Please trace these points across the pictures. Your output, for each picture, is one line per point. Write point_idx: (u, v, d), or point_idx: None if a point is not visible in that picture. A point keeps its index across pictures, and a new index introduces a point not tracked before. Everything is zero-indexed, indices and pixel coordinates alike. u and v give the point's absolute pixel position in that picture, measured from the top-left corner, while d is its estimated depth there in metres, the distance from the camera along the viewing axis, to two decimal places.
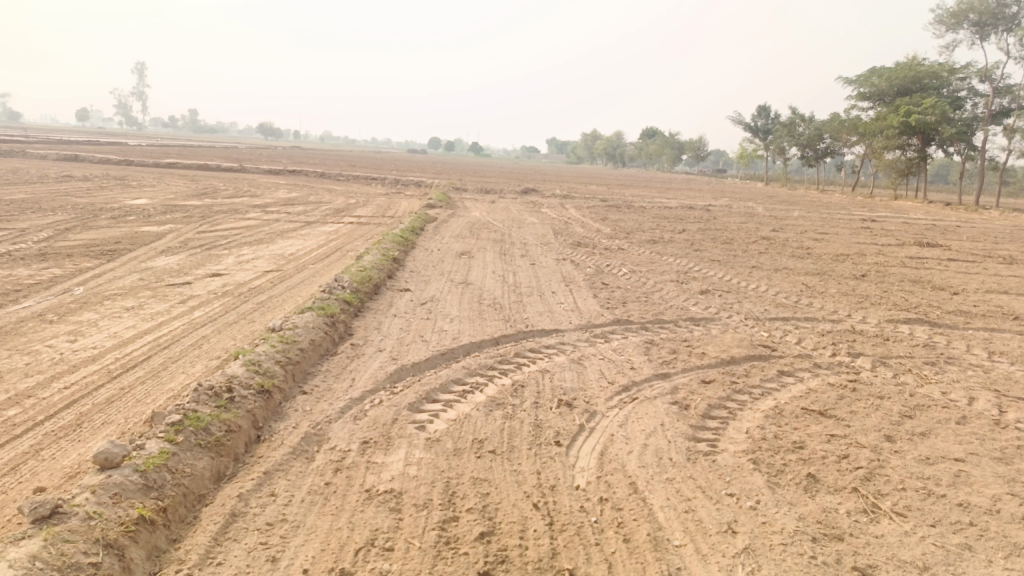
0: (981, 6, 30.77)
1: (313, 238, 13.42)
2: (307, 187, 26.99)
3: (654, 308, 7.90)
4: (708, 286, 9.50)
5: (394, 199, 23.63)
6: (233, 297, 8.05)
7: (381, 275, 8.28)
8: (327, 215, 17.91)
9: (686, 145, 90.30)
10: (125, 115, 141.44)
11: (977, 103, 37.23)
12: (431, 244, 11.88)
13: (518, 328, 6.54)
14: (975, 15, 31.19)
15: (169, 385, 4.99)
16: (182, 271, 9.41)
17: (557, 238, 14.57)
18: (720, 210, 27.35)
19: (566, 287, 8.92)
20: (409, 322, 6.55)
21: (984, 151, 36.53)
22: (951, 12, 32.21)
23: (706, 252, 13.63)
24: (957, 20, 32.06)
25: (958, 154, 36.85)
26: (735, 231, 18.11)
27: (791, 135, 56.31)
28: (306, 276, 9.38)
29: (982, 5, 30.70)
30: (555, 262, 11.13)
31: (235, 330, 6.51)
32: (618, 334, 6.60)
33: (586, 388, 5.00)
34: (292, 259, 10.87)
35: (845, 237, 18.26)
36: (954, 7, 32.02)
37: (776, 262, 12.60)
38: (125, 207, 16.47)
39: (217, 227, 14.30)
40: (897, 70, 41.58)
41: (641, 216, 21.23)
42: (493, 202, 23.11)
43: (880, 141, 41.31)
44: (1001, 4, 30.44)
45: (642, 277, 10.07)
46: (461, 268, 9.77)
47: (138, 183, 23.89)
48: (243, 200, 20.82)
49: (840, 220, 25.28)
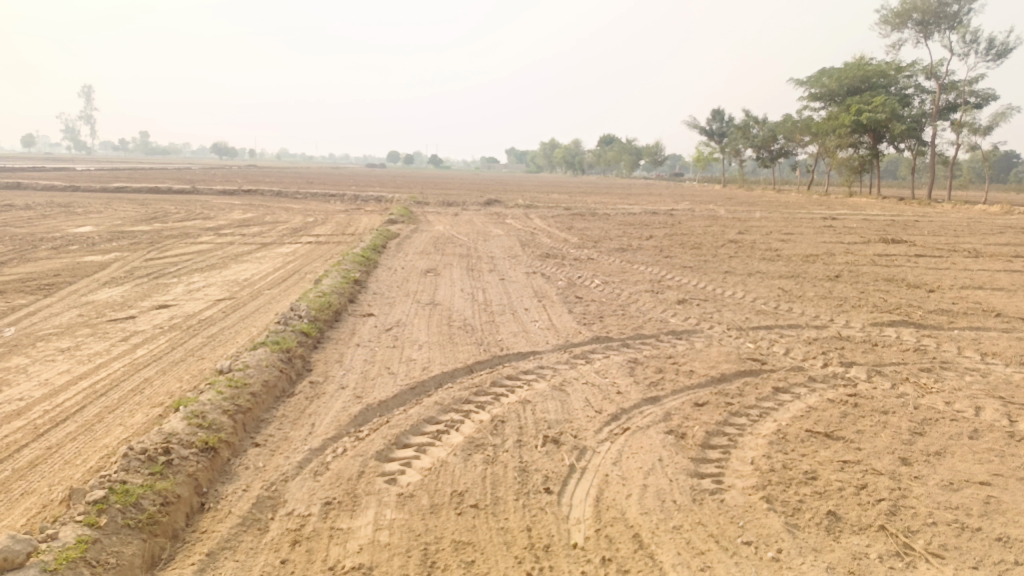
0: (925, 6, 31.45)
1: (270, 261, 12.77)
2: (263, 207, 26.19)
3: (633, 323, 7.51)
4: (685, 295, 9.17)
5: (354, 216, 23.01)
6: (182, 331, 7.44)
7: (342, 299, 7.74)
8: (284, 236, 17.24)
9: (644, 151, 91.02)
10: (72, 139, 137.71)
11: (925, 99, 38.02)
12: (393, 262, 11.35)
13: (492, 353, 6.07)
14: (919, 15, 31.87)
15: (103, 441, 4.41)
16: (125, 304, 8.74)
17: (524, 250, 14.16)
18: (684, 214, 27.25)
19: (538, 303, 8.49)
20: (374, 351, 6.04)
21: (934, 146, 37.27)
22: (895, 12, 32.86)
23: (677, 258, 13.34)
24: (901, 20, 32.72)
25: (909, 149, 37.53)
26: (702, 235, 17.91)
27: (746, 137, 57.04)
28: (261, 304, 8.79)
29: (926, 5, 31.38)
30: (525, 276, 10.69)
31: (182, 370, 5.93)
32: (599, 354, 6.19)
33: (572, 420, 4.56)
34: (246, 285, 10.25)
35: (811, 237, 18.20)
36: (898, 7, 32.68)
37: (748, 265, 12.36)
38: (67, 236, 15.60)
39: (166, 253, 13.56)
40: (847, 70, 42.28)
41: (606, 223, 20.95)
42: (456, 215, 22.65)
43: (833, 140, 41.92)
44: (943, 3, 31.14)
45: (616, 287, 9.69)
46: (427, 287, 9.28)
47: (83, 210, 22.87)
48: (195, 223, 20.00)
49: (802, 220, 25.41)
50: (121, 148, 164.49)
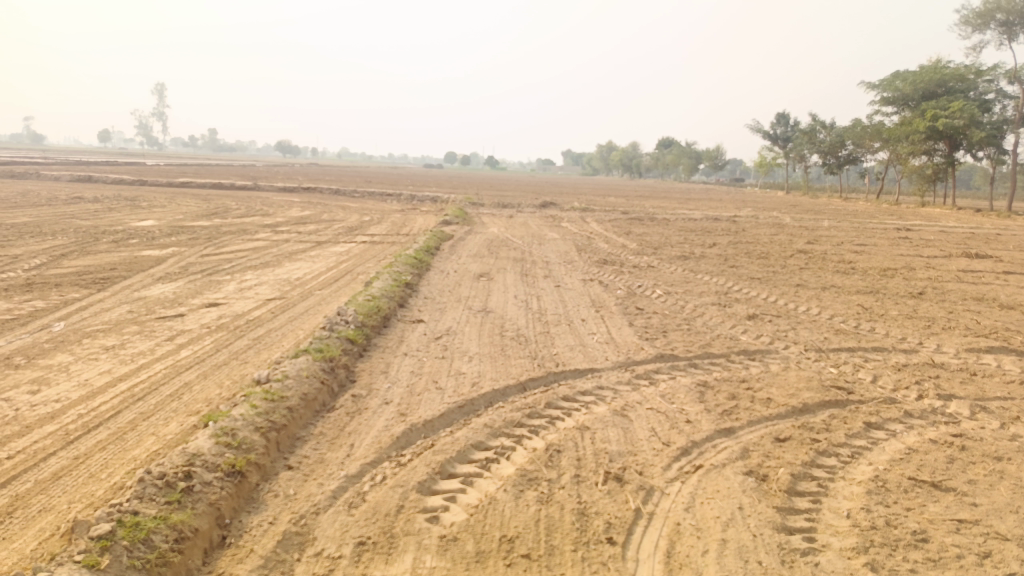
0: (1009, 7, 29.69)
1: (322, 260, 12.62)
2: (321, 205, 26.37)
3: (700, 339, 6.97)
4: (755, 310, 8.55)
5: (409, 216, 22.92)
6: (228, 331, 7.24)
7: (391, 304, 7.42)
8: (339, 234, 17.16)
9: (704, 155, 89.16)
10: (145, 135, 143.43)
11: (1007, 105, 35.93)
12: (446, 265, 11.03)
13: (548, 369, 5.64)
14: (1003, 15, 30.13)
15: (133, 452, 4.15)
16: (176, 301, 8.62)
17: (581, 255, 13.69)
18: (747, 221, 26.25)
19: (597, 313, 8.02)
20: (422, 362, 5.67)
21: (1016, 155, 35.17)
22: (977, 12, 31.14)
23: (743, 268, 12.64)
24: (983, 21, 31.01)
25: (989, 158, 35.50)
26: (768, 244, 17.08)
27: (812, 142, 55.16)
28: (310, 305, 8.55)
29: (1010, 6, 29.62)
30: (582, 283, 10.23)
31: (224, 375, 5.67)
32: (664, 375, 5.68)
33: (637, 452, 4.08)
34: (298, 285, 10.06)
35: (886, 249, 17.15)
36: (980, 8, 30.96)
37: (821, 278, 11.60)
38: (129, 230, 15.82)
39: (222, 250, 13.56)
40: (922, 74, 40.31)
41: (666, 229, 20.26)
42: (511, 217, 22.30)
43: (906, 147, 40.02)
44: None
45: (679, 299, 9.14)
46: (480, 293, 8.90)
47: (148, 204, 23.38)
48: (253, 219, 20.15)
49: (874, 230, 24.17)
50: (190, 145, 170.33)
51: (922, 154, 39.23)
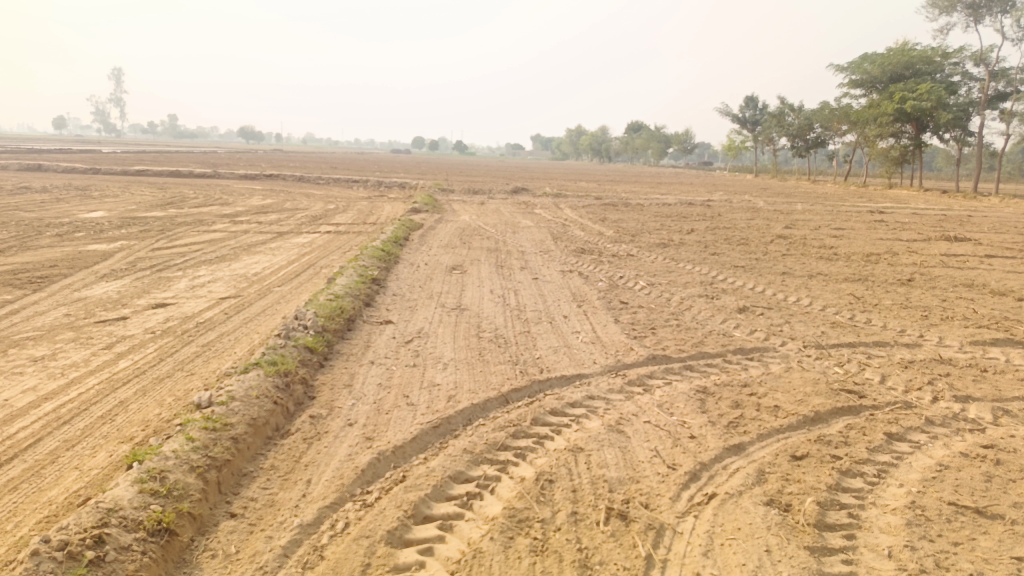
0: None
1: (284, 253, 11.89)
2: (284, 193, 25.45)
3: (691, 337, 6.48)
4: (744, 302, 8.10)
5: (377, 203, 22.16)
6: (177, 336, 6.56)
7: (357, 303, 6.79)
8: (304, 224, 16.40)
9: (673, 139, 89.11)
10: (103, 122, 139.40)
11: (973, 87, 36.13)
12: (416, 257, 10.41)
13: (532, 377, 5.09)
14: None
15: (47, 494, 3.50)
16: (120, 303, 7.87)
17: (557, 244, 13.14)
18: (721, 205, 25.97)
19: (579, 309, 7.49)
20: (391, 371, 5.08)
21: (981, 137, 35.42)
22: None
23: (725, 256, 12.22)
24: (950, 3, 31.03)
25: (955, 140, 35.70)
26: (746, 229, 16.71)
27: (781, 125, 55.25)
28: (269, 304, 7.88)
29: None
30: (561, 274, 9.68)
31: (166, 392, 5.02)
32: (660, 380, 5.18)
33: (640, 479, 3.56)
34: (257, 281, 9.37)
35: (865, 233, 16.90)
36: None
37: (806, 266, 11.20)
38: (76, 222, 14.86)
39: (176, 243, 12.74)
40: (889, 56, 40.29)
41: (642, 215, 19.81)
42: (482, 203, 21.68)
43: (874, 129, 40.10)
44: None
45: (665, 291, 8.65)
46: (453, 288, 8.32)
47: (100, 194, 22.24)
48: (212, 209, 19.23)
49: (847, 213, 24.02)
50: (150, 132, 165.95)
51: (889, 137, 39.38)
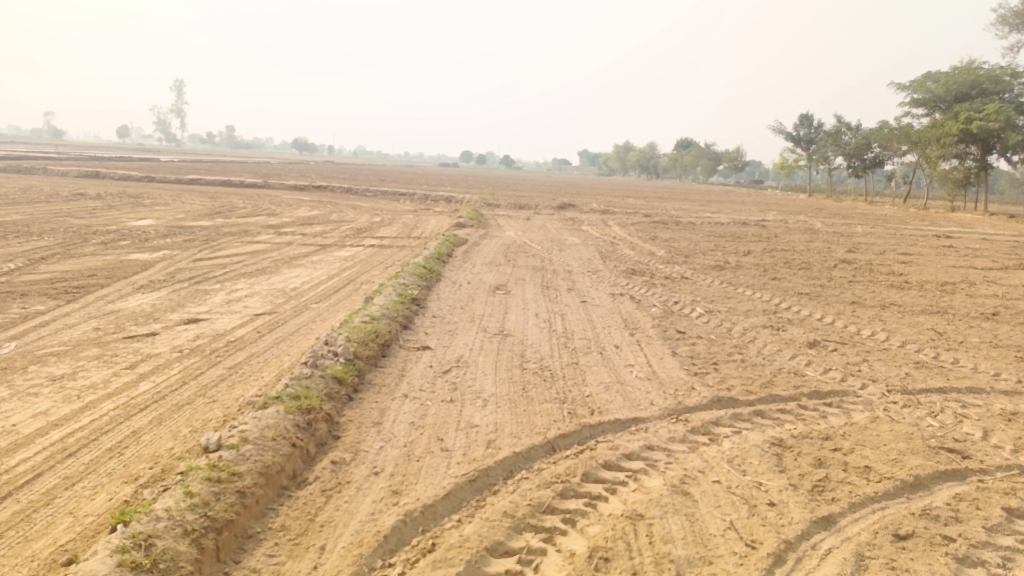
0: None
1: (325, 267, 11.59)
2: (331, 204, 25.44)
3: (758, 375, 5.85)
4: (813, 336, 7.41)
5: (422, 217, 21.94)
6: (204, 357, 6.21)
7: (393, 326, 6.34)
8: (348, 237, 16.17)
9: (723, 156, 87.56)
10: (163, 132, 144.14)
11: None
12: (459, 275, 9.98)
13: (582, 419, 4.54)
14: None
15: (32, 546, 3.10)
16: (151, 317, 7.60)
17: (606, 264, 12.58)
18: (776, 226, 24.98)
19: (632, 338, 6.91)
20: (426, 407, 4.60)
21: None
22: (1015, 10, 29.69)
23: (786, 281, 11.47)
24: (1021, 20, 29.56)
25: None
26: (806, 252, 15.85)
27: (836, 144, 53.62)
28: (303, 323, 7.51)
29: None
30: (611, 298, 9.12)
31: (183, 423, 4.62)
32: (728, 429, 4.57)
33: (712, 560, 2.98)
34: (294, 296, 9.03)
35: (935, 260, 15.86)
36: (1018, 5, 29.47)
37: (876, 295, 10.39)
38: (123, 230, 14.89)
39: (218, 253, 12.58)
40: (954, 74, 38.59)
41: (694, 234, 19.08)
42: (529, 219, 21.24)
43: (936, 150, 38.46)
44: None
45: (725, 319, 8.01)
46: (497, 310, 7.83)
47: (152, 202, 22.52)
48: (259, 219, 19.20)
49: (912, 237, 22.80)
50: (207, 142, 170.98)
51: (952, 158, 37.69)
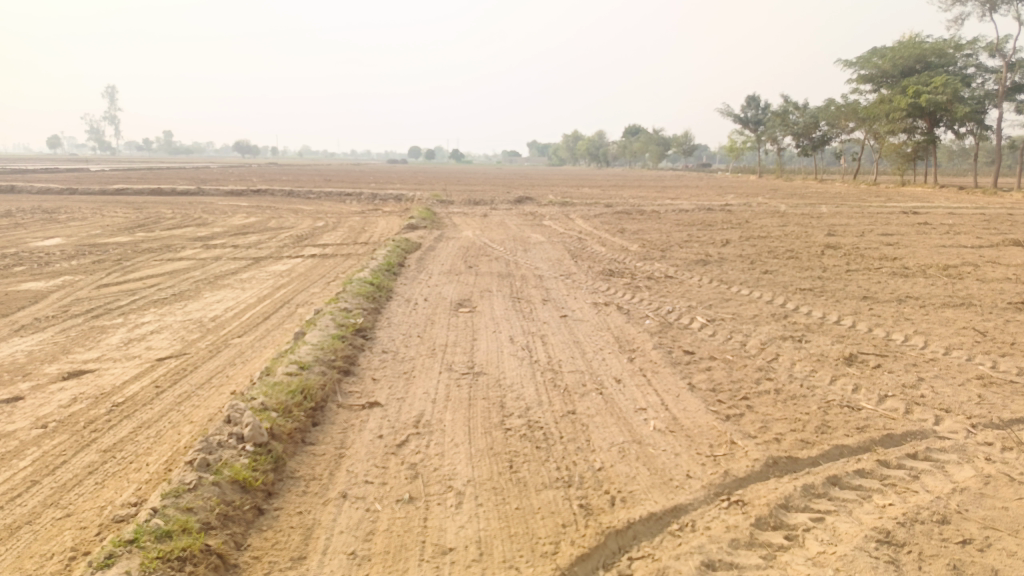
0: None
1: (256, 286, 9.96)
2: (270, 209, 23.57)
3: (808, 416, 4.56)
4: (845, 348, 6.18)
5: (370, 219, 20.33)
6: (75, 433, 4.62)
7: (329, 375, 4.86)
8: (287, 246, 14.50)
9: (672, 141, 87.36)
10: (96, 140, 138.22)
11: (988, 78, 34.23)
12: (414, 289, 8.52)
13: (604, 519, 3.16)
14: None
15: None
16: (21, 372, 5.93)
17: (578, 264, 11.26)
18: (741, 210, 24.01)
19: (634, 367, 5.54)
20: (376, 516, 3.15)
21: (999, 131, 33.54)
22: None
23: (778, 274, 10.29)
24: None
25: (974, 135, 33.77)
26: (786, 239, 14.75)
27: (785, 124, 53.48)
28: (218, 369, 5.95)
29: None
30: (593, 308, 7.78)
31: (7, 567, 3.07)
32: (807, 517, 3.24)
33: None
34: (213, 330, 7.44)
35: (918, 240, 14.94)
36: None
37: (883, 286, 9.28)
38: (23, 252, 12.93)
39: (131, 276, 10.82)
40: (899, 49, 38.32)
41: (662, 224, 17.88)
42: (485, 216, 19.81)
43: (884, 125, 38.24)
44: None
45: (734, 331, 6.74)
46: (462, 336, 6.40)
47: (68, 217, 20.30)
48: (187, 231, 17.30)
49: (880, 216, 22.11)
50: (143, 148, 164.63)
51: (901, 132, 37.50)
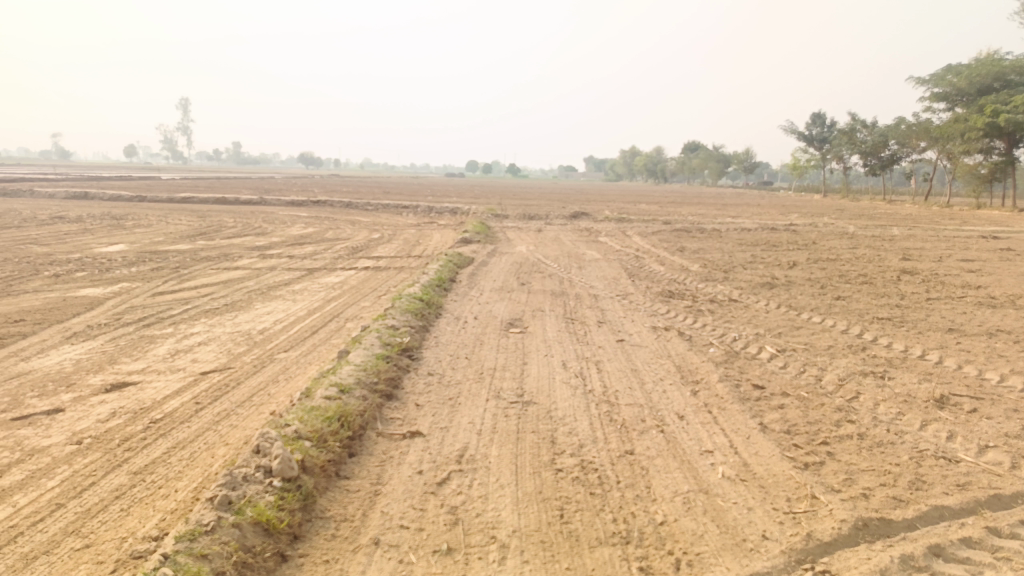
0: None
1: (307, 298, 9.83)
2: (328, 220, 23.78)
3: (898, 468, 4.04)
4: (935, 388, 5.59)
5: (424, 232, 20.26)
6: (108, 451, 4.44)
7: (371, 400, 4.58)
8: (341, 258, 14.46)
9: (733, 158, 85.67)
10: (168, 150, 143.99)
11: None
12: (464, 306, 8.23)
13: None
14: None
15: None
16: (65, 382, 5.84)
17: (636, 283, 10.81)
18: (806, 230, 23.07)
19: (698, 402, 5.10)
20: (411, 568, 2.82)
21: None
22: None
23: (851, 301, 9.63)
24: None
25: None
26: (856, 262, 13.97)
27: (851, 142, 51.70)
28: (260, 387, 5.74)
29: None
30: (652, 332, 7.34)
31: None
32: None
33: None
34: (260, 343, 7.28)
35: (1003, 267, 13.93)
36: None
37: (970, 317, 8.56)
38: (86, 258, 13.19)
39: (186, 284, 10.87)
40: (976, 66, 36.53)
41: (723, 243, 17.24)
42: (539, 231, 19.51)
43: (959, 145, 36.47)
44: None
45: (808, 364, 6.21)
46: (513, 359, 6.06)
47: (134, 223, 20.85)
48: (245, 240, 17.50)
49: (957, 239, 20.91)
50: (212, 158, 170.71)
51: (977, 153, 35.66)
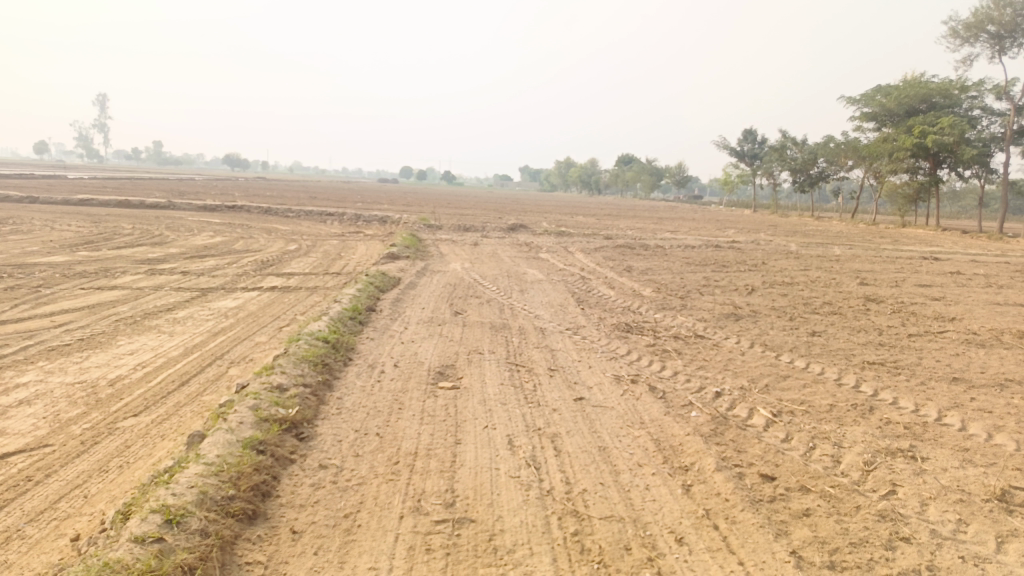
0: (1001, 18, 26.81)
1: (190, 330, 8.01)
2: (243, 228, 21.65)
3: None
4: (987, 476, 4.34)
5: (349, 243, 18.47)
6: None
7: (212, 541, 2.95)
8: (248, 274, 12.59)
9: (666, 172, 86.42)
10: (82, 147, 136.51)
11: (994, 121, 32.96)
12: (381, 348, 6.62)
13: None
14: (994, 27, 27.23)
15: None
16: None
17: (586, 312, 9.41)
18: (750, 248, 22.29)
19: (697, 511, 3.67)
20: None
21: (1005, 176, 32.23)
22: (966, 22, 28.22)
23: (828, 338, 8.49)
24: (972, 33, 28.04)
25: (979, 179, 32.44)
26: (815, 288, 12.98)
27: (781, 159, 52.31)
28: (75, 485, 4.00)
29: (1001, 17, 26.73)
30: (615, 385, 5.90)
31: None
32: None
33: None
34: (102, 403, 5.47)
35: (964, 295, 13.19)
36: (969, 18, 28.01)
37: (968, 362, 7.47)
38: None
39: (40, 309, 8.82)
40: (903, 87, 36.98)
41: (671, 263, 16.11)
42: (475, 244, 18.00)
43: (886, 165, 36.90)
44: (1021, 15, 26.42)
45: (818, 438, 4.88)
46: (441, 434, 4.52)
47: (12, 228, 18.26)
48: (138, 250, 15.32)
49: (901, 261, 20.48)
50: (132, 157, 162.65)
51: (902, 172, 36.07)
